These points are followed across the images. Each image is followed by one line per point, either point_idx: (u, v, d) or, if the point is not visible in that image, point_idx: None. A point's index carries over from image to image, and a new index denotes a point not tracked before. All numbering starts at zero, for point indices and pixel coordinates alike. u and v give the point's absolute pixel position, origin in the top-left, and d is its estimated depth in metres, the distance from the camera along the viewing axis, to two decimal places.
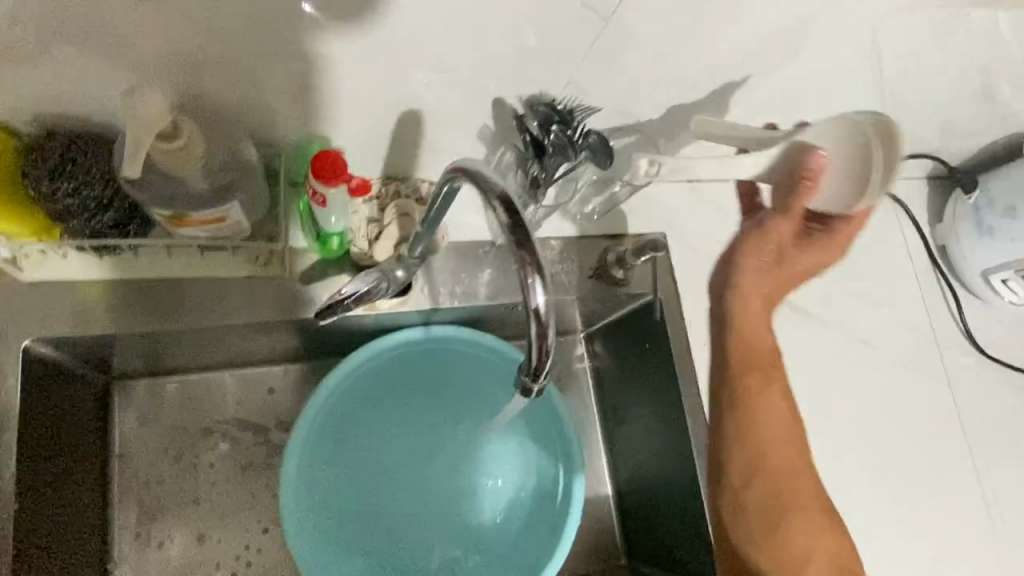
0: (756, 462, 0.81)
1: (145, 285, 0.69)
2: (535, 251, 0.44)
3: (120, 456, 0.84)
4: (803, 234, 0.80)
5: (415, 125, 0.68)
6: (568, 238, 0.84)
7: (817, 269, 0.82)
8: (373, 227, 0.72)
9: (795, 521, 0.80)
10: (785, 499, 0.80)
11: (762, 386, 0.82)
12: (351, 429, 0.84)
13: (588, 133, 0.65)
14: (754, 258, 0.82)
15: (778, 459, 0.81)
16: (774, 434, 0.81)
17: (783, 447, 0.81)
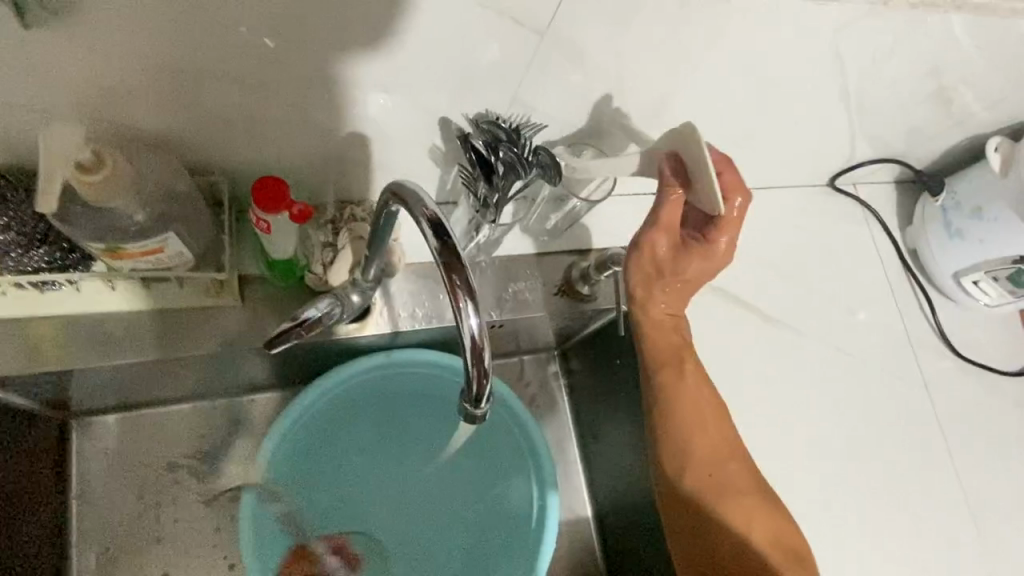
0: (685, 447, 0.74)
1: (91, 320, 0.67)
2: (467, 277, 0.45)
3: (78, 497, 0.81)
4: (678, 245, 0.72)
5: (365, 148, 0.67)
6: (531, 255, 0.83)
7: (706, 274, 0.74)
8: (328, 251, 0.70)
9: (725, 497, 0.72)
10: (715, 481, 0.73)
11: (677, 382, 0.75)
12: (309, 468, 0.82)
13: (535, 150, 0.64)
14: (638, 269, 0.73)
15: (703, 445, 0.74)
16: (695, 413, 0.75)
17: (710, 429, 0.75)
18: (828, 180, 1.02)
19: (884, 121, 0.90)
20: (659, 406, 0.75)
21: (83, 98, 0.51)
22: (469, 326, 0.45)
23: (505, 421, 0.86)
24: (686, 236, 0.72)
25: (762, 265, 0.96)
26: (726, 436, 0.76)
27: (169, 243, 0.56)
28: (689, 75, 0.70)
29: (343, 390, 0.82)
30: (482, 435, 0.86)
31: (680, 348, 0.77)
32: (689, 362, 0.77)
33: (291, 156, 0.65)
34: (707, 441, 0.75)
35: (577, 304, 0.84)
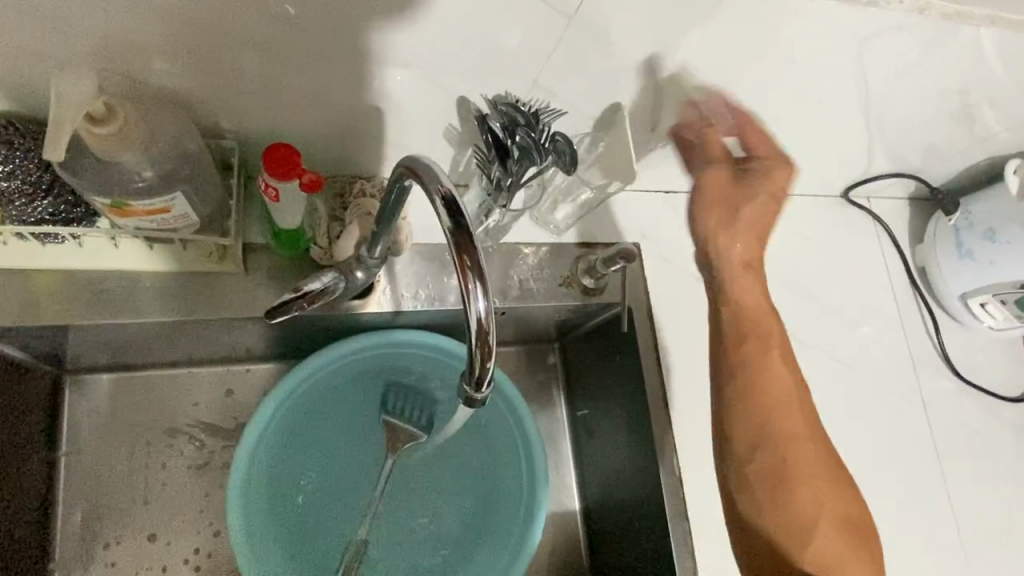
0: (764, 432, 0.72)
1: (92, 277, 0.66)
2: (479, 259, 0.44)
3: (68, 454, 0.81)
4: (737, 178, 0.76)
5: (380, 122, 0.66)
6: (541, 245, 0.83)
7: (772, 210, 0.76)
8: (334, 226, 0.70)
9: (795, 488, 0.71)
10: (785, 463, 0.72)
11: (761, 356, 0.74)
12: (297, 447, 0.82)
13: (553, 135, 0.63)
14: (710, 214, 0.75)
15: (788, 424, 0.73)
16: (777, 408, 0.73)
17: (794, 410, 0.74)
18: (843, 191, 1.00)
19: (905, 134, 0.89)
20: (734, 396, 0.73)
21: (95, 48, 0.50)
22: (477, 308, 0.44)
23: (503, 421, 0.86)
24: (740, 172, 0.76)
25: (769, 271, 0.95)
26: (808, 418, 0.74)
27: (176, 203, 0.55)
28: (711, 74, 0.69)
29: (332, 369, 0.82)
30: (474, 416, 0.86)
31: (769, 328, 0.75)
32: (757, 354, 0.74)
33: (305, 126, 0.64)
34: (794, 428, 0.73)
35: (582, 297, 0.83)
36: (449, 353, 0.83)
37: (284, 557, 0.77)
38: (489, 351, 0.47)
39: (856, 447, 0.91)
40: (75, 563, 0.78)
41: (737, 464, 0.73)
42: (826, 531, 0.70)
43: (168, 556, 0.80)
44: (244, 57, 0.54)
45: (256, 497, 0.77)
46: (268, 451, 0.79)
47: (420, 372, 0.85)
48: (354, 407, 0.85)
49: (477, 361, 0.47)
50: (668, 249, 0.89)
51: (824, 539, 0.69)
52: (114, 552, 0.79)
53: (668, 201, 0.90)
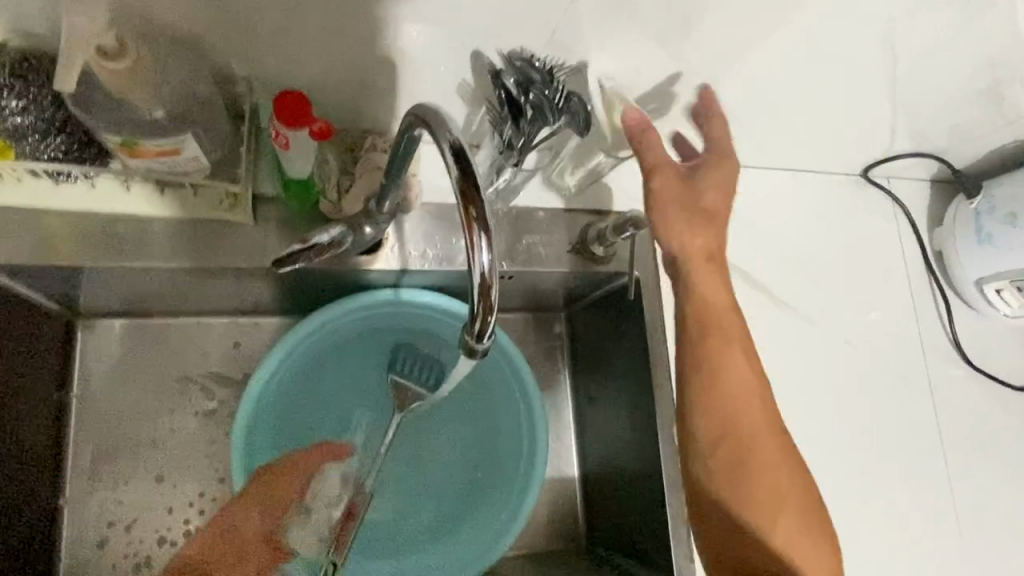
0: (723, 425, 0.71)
1: (104, 220, 0.66)
2: (485, 212, 0.44)
3: (79, 397, 0.83)
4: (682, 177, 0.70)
5: (393, 75, 0.65)
6: (552, 210, 0.82)
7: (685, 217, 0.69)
8: (344, 179, 0.70)
9: (762, 472, 0.70)
10: (750, 455, 0.71)
11: (724, 344, 0.72)
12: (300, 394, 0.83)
13: (569, 95, 0.62)
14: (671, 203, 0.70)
15: (745, 415, 0.72)
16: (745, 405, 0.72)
17: (752, 399, 0.72)
18: (861, 171, 0.98)
19: (931, 112, 0.87)
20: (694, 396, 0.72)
21: None
22: (480, 263, 0.44)
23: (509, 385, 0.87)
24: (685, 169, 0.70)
25: (782, 248, 0.94)
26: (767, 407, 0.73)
27: (185, 146, 0.54)
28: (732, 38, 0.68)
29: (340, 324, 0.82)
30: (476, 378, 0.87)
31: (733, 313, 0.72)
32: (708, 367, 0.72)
33: (317, 76, 0.64)
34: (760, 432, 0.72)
35: (590, 265, 0.83)
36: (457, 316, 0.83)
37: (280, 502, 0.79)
38: (491, 308, 0.46)
39: (858, 427, 0.91)
40: (85, 500, 0.81)
41: (698, 459, 0.72)
42: (783, 523, 0.69)
43: (174, 499, 0.82)
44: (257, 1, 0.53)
45: (257, 441, 0.78)
46: (272, 398, 0.80)
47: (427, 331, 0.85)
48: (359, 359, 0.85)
49: (478, 317, 0.47)
50: None
51: (784, 533, 0.69)
52: (122, 492, 0.81)
53: None
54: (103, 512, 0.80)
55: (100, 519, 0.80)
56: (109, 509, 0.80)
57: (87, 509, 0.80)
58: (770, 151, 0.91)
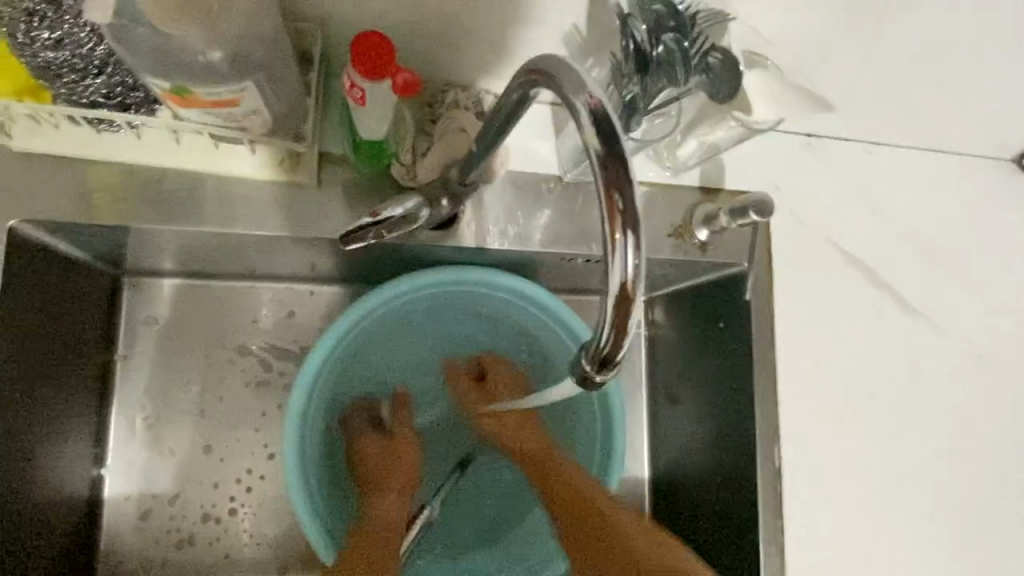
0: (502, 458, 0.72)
1: (152, 173, 0.58)
2: (634, 203, 0.34)
3: (124, 359, 0.77)
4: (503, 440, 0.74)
5: (489, 18, 0.54)
6: (652, 185, 0.70)
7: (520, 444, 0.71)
8: (420, 140, 0.60)
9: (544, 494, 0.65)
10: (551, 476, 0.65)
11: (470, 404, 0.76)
12: (349, 384, 0.76)
13: (708, 52, 0.51)
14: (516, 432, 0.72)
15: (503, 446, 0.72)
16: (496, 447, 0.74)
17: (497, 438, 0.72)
18: (1017, 156, 0.83)
19: None
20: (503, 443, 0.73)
21: None
22: (624, 269, 0.34)
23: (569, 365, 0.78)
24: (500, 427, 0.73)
25: (915, 244, 0.80)
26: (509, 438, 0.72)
27: (245, 94, 0.45)
28: None
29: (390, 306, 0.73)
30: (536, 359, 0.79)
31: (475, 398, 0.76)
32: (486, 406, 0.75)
33: (398, 15, 0.53)
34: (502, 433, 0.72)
35: (693, 253, 0.72)
36: (527, 298, 0.74)
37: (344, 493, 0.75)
38: (626, 324, 0.37)
39: (985, 456, 0.79)
40: (127, 470, 0.76)
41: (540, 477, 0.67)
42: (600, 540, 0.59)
43: (219, 475, 0.77)
44: None
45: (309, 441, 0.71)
46: (324, 390, 0.73)
47: (485, 310, 0.77)
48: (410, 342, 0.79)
49: (613, 336, 0.38)
50: (796, 204, 0.75)
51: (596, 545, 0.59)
52: (167, 464, 0.76)
53: (806, 147, 0.76)
54: (147, 484, 0.76)
55: (143, 491, 0.76)
56: (153, 480, 0.76)
57: (130, 480, 0.76)
58: (914, 127, 0.77)
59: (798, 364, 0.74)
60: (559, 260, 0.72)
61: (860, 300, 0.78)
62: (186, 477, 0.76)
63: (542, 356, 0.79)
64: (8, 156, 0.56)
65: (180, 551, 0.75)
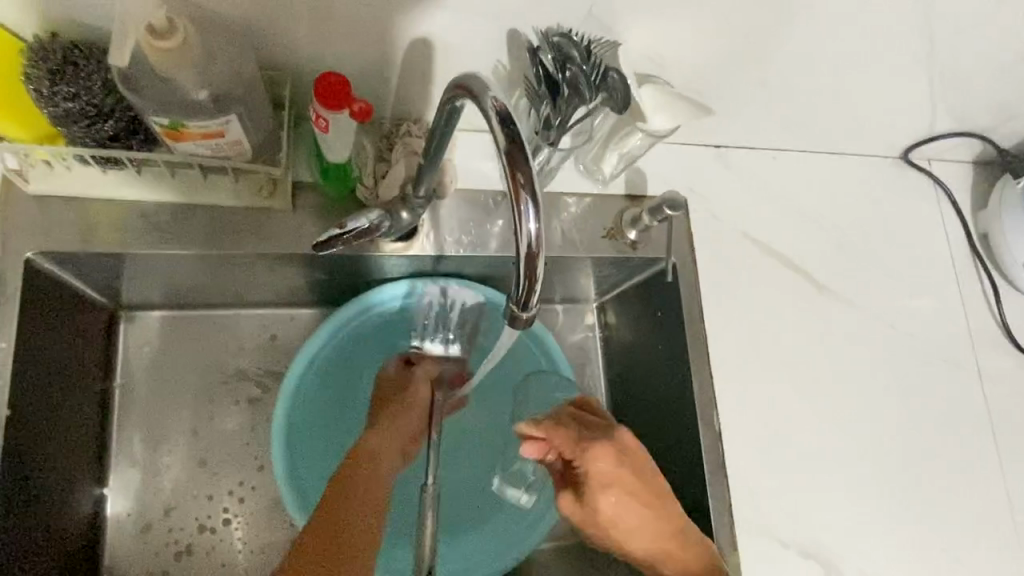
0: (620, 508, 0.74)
1: (150, 206, 0.68)
2: (531, 177, 0.44)
3: (121, 386, 0.84)
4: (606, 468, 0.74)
5: (429, 60, 0.66)
6: (586, 196, 0.82)
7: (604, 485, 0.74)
8: (380, 165, 0.70)
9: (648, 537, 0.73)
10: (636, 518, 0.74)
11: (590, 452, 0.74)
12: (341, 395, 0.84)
13: (606, 72, 0.62)
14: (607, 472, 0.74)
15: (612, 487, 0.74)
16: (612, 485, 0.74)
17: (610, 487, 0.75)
18: (899, 153, 0.96)
19: (972, 91, 0.85)
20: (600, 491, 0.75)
21: None
22: (526, 230, 0.44)
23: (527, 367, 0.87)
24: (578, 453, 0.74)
25: (822, 232, 0.92)
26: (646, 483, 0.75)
27: (230, 126, 0.54)
28: (772, 7, 0.67)
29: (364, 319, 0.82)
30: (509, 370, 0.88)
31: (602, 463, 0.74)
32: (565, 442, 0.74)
33: (354, 62, 0.65)
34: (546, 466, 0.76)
35: (625, 250, 0.82)
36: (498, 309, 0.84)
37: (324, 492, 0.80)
38: (535, 276, 0.46)
39: (906, 412, 0.88)
40: (126, 490, 0.81)
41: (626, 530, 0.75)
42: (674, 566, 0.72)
43: (213, 488, 0.83)
44: None
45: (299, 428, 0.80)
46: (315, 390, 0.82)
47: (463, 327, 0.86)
48: None
49: (528, 287, 0.47)
50: (712, 204, 0.87)
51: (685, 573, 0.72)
52: (165, 482, 0.82)
53: (715, 156, 0.88)
54: (146, 501, 0.81)
55: (142, 508, 0.81)
56: (152, 497, 0.81)
57: (130, 499, 0.81)
58: (806, 134, 0.90)
59: (729, 342, 0.84)
60: (510, 265, 0.82)
61: (779, 283, 0.88)
62: (182, 491, 0.82)
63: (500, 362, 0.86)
64: (22, 201, 0.65)
65: (179, 561, 0.80)
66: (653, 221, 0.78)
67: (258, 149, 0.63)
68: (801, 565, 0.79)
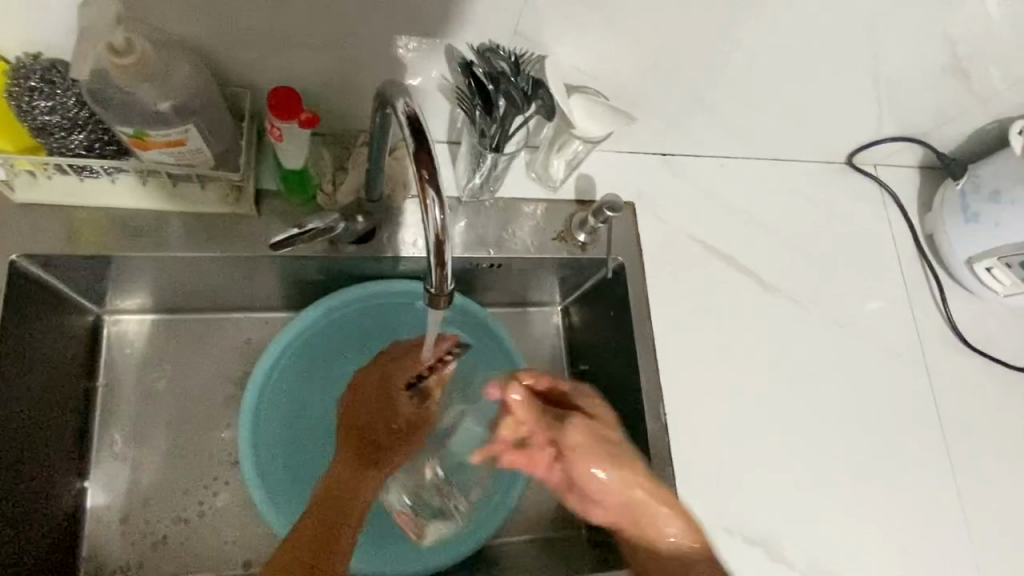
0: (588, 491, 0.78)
1: (129, 211, 0.74)
2: (435, 172, 0.50)
3: (104, 386, 0.88)
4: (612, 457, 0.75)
5: (379, 76, 0.72)
6: (538, 201, 0.87)
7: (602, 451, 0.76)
8: (339, 173, 0.77)
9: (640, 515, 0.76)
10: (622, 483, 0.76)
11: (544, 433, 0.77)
12: (310, 393, 0.88)
13: (534, 84, 0.69)
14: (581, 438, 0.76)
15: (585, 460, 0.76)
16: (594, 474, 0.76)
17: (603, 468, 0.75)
18: (844, 159, 1.01)
19: (904, 99, 0.90)
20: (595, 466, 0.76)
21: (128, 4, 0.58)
22: (431, 220, 0.50)
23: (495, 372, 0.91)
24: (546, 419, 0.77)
25: (769, 233, 0.96)
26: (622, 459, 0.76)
27: (189, 135, 0.61)
28: (694, 26, 0.72)
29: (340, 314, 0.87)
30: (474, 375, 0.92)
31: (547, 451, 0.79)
32: (540, 427, 0.77)
33: (311, 79, 0.71)
34: (518, 457, 0.78)
35: (576, 251, 0.87)
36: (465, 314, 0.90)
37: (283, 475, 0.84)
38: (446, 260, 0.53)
39: (854, 406, 0.91)
40: (106, 484, 0.86)
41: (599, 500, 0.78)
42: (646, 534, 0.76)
43: (188, 482, 0.87)
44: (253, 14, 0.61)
45: (268, 418, 0.84)
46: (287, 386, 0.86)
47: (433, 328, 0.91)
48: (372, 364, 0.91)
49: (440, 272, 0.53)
50: (659, 208, 0.92)
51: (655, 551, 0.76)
52: (143, 475, 0.87)
53: (661, 164, 0.94)
54: (125, 494, 0.86)
55: (121, 501, 0.85)
56: (130, 490, 0.86)
57: (109, 492, 0.85)
58: (749, 142, 0.95)
59: (677, 338, 0.88)
60: (467, 267, 0.87)
61: (729, 283, 0.92)
62: (159, 484, 0.86)
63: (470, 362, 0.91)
64: (11, 210, 0.72)
65: (154, 552, 0.84)
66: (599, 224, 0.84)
67: (223, 157, 0.69)
68: (746, 552, 0.82)
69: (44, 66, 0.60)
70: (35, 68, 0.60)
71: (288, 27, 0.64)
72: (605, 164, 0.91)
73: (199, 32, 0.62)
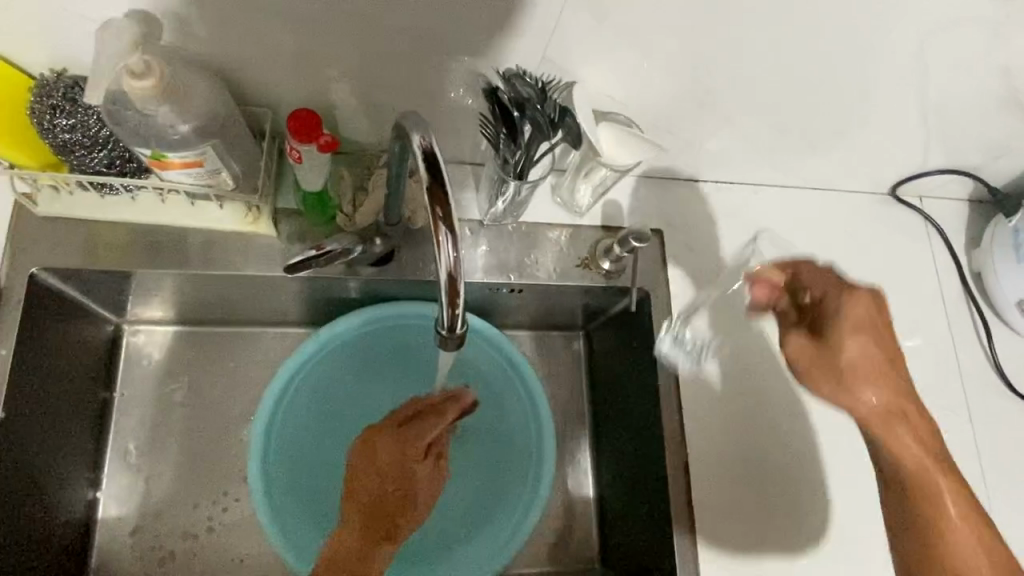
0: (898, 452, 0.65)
1: (149, 227, 0.74)
2: (449, 208, 0.47)
3: (121, 397, 0.88)
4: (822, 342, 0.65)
5: (403, 96, 0.71)
6: (562, 226, 0.84)
7: (866, 374, 0.64)
8: (359, 194, 0.75)
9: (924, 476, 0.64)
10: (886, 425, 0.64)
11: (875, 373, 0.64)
12: (324, 414, 0.86)
13: (562, 112, 0.67)
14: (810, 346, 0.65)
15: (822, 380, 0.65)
16: (869, 366, 0.64)
17: (881, 386, 0.64)
18: (887, 189, 0.96)
19: (954, 130, 0.85)
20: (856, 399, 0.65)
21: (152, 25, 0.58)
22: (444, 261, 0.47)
23: (513, 401, 0.89)
24: (785, 306, 0.69)
25: None
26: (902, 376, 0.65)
27: (206, 157, 0.60)
28: (730, 53, 0.69)
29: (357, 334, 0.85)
30: (492, 401, 0.90)
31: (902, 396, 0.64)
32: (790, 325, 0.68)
33: (334, 98, 0.70)
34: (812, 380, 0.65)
35: (599, 279, 0.84)
36: (487, 338, 0.87)
37: (287, 499, 0.81)
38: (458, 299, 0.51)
39: None
40: (118, 494, 0.85)
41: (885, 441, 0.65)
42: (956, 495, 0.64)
43: (197, 498, 0.86)
44: (276, 35, 0.60)
45: (278, 437, 0.82)
46: (301, 402, 0.84)
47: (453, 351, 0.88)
48: (384, 387, 0.89)
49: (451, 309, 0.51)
50: (689, 235, 0.88)
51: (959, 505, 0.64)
52: (155, 488, 0.86)
53: (691, 189, 0.90)
54: (135, 507, 0.85)
55: (132, 513, 0.85)
56: (141, 503, 0.85)
57: (121, 504, 0.85)
58: (786, 170, 0.91)
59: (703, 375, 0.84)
60: (487, 291, 0.85)
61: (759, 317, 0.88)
62: (170, 497, 0.86)
63: (491, 389, 0.90)
64: (34, 222, 0.72)
65: (161, 567, 0.84)
66: (625, 253, 0.81)
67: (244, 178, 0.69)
68: None
69: (67, 85, 0.60)
70: (60, 87, 0.60)
71: (312, 48, 0.62)
72: (634, 189, 0.88)
73: (221, 52, 0.61)
